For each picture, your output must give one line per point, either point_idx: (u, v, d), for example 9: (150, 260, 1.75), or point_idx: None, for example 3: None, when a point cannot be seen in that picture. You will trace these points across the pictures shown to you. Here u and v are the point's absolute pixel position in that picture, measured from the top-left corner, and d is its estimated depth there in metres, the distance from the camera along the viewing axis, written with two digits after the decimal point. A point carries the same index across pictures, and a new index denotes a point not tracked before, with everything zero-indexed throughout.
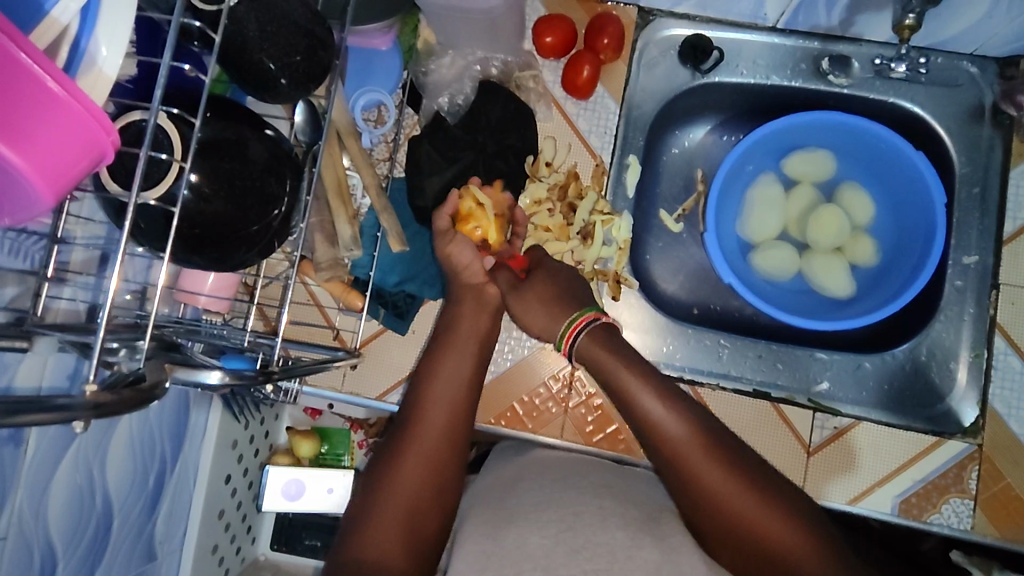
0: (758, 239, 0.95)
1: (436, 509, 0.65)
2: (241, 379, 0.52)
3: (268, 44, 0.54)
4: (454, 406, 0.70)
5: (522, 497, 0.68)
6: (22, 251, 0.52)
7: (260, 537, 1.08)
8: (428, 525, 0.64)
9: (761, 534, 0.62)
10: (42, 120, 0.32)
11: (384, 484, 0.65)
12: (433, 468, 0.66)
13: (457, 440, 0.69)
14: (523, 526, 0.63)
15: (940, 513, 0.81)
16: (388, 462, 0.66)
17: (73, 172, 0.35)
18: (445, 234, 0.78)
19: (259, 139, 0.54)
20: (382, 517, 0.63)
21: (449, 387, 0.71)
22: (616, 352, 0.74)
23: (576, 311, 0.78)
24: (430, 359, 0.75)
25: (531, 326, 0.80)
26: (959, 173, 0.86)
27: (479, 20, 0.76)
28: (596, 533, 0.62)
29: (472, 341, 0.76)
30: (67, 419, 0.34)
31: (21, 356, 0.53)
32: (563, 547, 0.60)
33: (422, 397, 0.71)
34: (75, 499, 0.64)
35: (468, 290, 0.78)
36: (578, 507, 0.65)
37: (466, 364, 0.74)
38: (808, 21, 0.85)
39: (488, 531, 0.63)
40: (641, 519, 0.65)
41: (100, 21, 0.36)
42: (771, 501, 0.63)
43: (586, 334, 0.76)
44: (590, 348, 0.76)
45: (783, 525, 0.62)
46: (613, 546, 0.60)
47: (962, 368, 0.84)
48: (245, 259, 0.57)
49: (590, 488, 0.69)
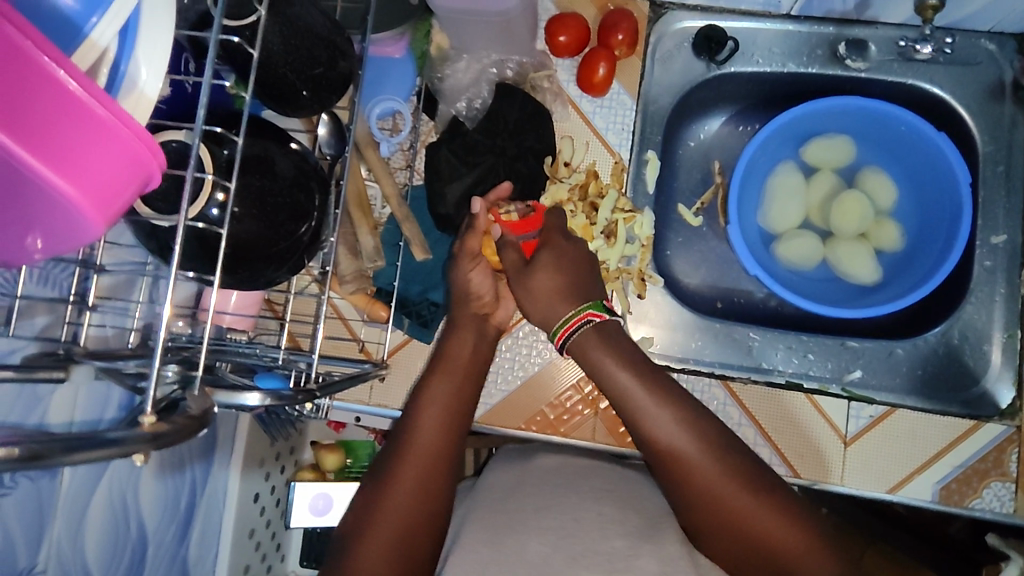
0: (780, 229, 0.94)
1: (432, 526, 0.64)
2: (281, 400, 0.51)
3: (292, 58, 0.53)
4: (454, 417, 0.71)
5: (524, 499, 0.68)
6: (52, 280, 0.51)
7: (289, 554, 1.07)
8: (423, 543, 0.63)
9: (764, 536, 0.60)
10: (93, 145, 0.31)
11: (381, 502, 0.64)
12: (429, 484, 0.65)
13: (455, 451, 0.69)
14: (522, 532, 0.63)
15: (981, 498, 0.80)
16: (387, 475, 0.65)
17: (121, 199, 0.34)
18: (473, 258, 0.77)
19: (286, 154, 0.53)
20: (376, 535, 0.61)
21: (449, 398, 0.71)
22: (612, 352, 0.70)
23: (570, 310, 0.72)
24: (438, 371, 0.74)
25: (533, 315, 0.75)
26: (982, 152, 0.86)
27: (493, 21, 0.75)
28: (596, 541, 0.62)
29: (473, 357, 0.77)
30: (123, 453, 0.34)
31: (55, 387, 0.52)
32: (562, 554, 0.60)
33: (428, 408, 0.70)
34: (112, 527, 0.63)
35: (469, 318, 0.79)
36: (578, 511, 0.65)
37: (470, 377, 0.75)
38: (822, 6, 0.84)
39: (487, 538, 0.63)
40: (640, 526, 0.64)
41: (139, 42, 0.35)
42: (774, 505, 0.61)
43: (586, 330, 0.71)
44: (586, 344, 0.71)
45: (784, 528, 0.60)
46: (611, 555, 0.60)
47: (996, 349, 0.84)
48: (276, 278, 0.56)
49: (592, 492, 0.68)
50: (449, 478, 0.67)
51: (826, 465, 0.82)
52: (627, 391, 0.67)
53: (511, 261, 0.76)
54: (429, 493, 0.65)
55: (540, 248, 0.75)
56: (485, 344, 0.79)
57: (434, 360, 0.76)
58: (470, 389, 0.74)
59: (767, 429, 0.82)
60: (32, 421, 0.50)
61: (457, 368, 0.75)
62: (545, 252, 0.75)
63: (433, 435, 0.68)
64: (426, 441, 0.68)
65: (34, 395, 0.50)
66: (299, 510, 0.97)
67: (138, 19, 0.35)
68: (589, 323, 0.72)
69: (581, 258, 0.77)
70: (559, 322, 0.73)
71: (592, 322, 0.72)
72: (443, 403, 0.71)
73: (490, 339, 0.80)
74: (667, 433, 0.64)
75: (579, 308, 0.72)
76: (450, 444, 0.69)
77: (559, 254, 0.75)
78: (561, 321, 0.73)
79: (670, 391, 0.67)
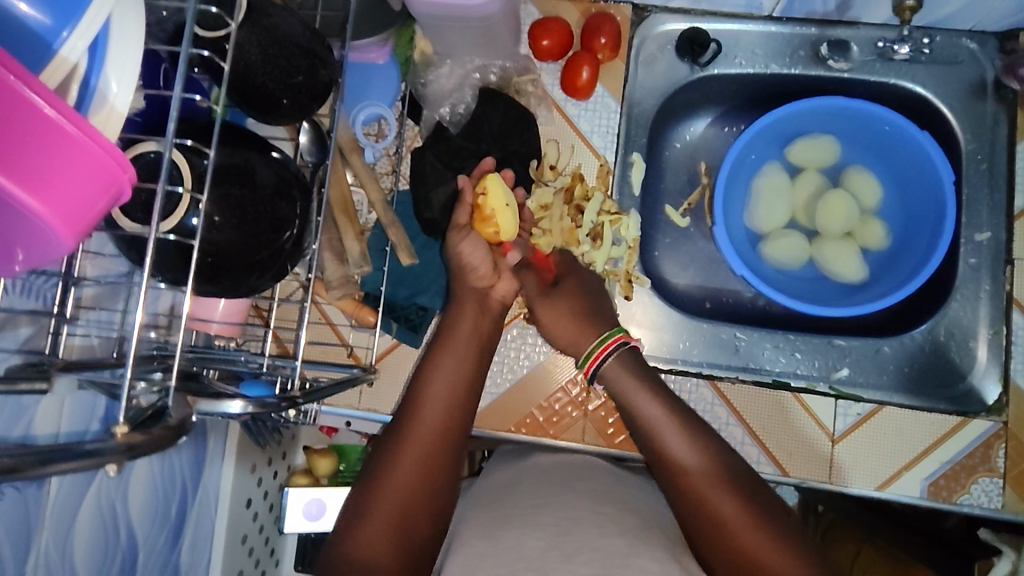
0: (767, 229, 0.95)
1: (427, 517, 0.64)
2: (265, 407, 0.51)
3: (271, 67, 0.53)
4: (450, 406, 0.71)
5: (518, 500, 0.68)
6: (34, 290, 0.52)
7: (283, 559, 1.07)
8: (417, 537, 0.62)
9: (745, 546, 0.60)
10: (63, 163, 0.31)
11: (377, 492, 0.63)
12: (425, 473, 0.65)
13: (453, 442, 0.69)
14: (518, 528, 0.62)
15: (970, 494, 0.80)
16: (383, 468, 0.65)
17: (92, 214, 0.34)
18: (461, 230, 0.78)
19: (267, 163, 0.53)
20: (370, 534, 0.61)
21: (446, 389, 0.71)
22: (638, 375, 0.74)
23: (606, 332, 0.78)
24: (437, 358, 0.74)
25: (559, 339, 0.80)
26: (965, 150, 0.86)
27: (475, 27, 0.75)
28: (594, 539, 0.59)
29: (473, 346, 0.77)
30: (99, 463, 0.34)
31: (39, 398, 0.52)
32: (557, 551, 0.58)
33: (427, 400, 0.70)
34: (101, 535, 0.63)
35: (471, 293, 0.79)
36: (559, 510, 0.65)
37: (465, 365, 0.74)
38: (804, 8, 0.85)
39: (482, 533, 0.63)
40: (636, 526, 0.63)
41: (108, 58, 0.36)
42: (760, 519, 0.62)
43: (620, 354, 0.76)
44: (616, 371, 0.75)
45: (770, 540, 0.60)
46: (609, 553, 0.58)
47: (982, 346, 0.84)
48: (260, 285, 0.56)
49: (587, 493, 0.69)
50: (449, 473, 0.67)
51: (815, 465, 0.82)
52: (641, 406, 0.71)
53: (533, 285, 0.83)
54: (427, 484, 0.65)
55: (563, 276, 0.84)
56: (489, 325, 0.80)
57: (431, 351, 0.75)
58: (468, 375, 0.74)
59: (757, 430, 0.83)
60: (17, 432, 0.50)
61: (458, 353, 0.75)
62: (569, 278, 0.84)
63: (431, 426, 0.68)
64: (426, 431, 0.68)
65: (18, 406, 0.50)
66: (292, 515, 0.97)
67: (107, 36, 0.36)
68: (623, 345, 0.77)
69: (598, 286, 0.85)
70: (594, 345, 0.77)
71: (628, 344, 0.77)
72: (440, 392, 0.71)
73: (491, 315, 0.80)
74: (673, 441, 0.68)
75: (612, 332, 0.78)
76: (449, 438, 0.69)
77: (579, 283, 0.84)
78: (598, 340, 0.78)
79: (680, 411, 0.71)
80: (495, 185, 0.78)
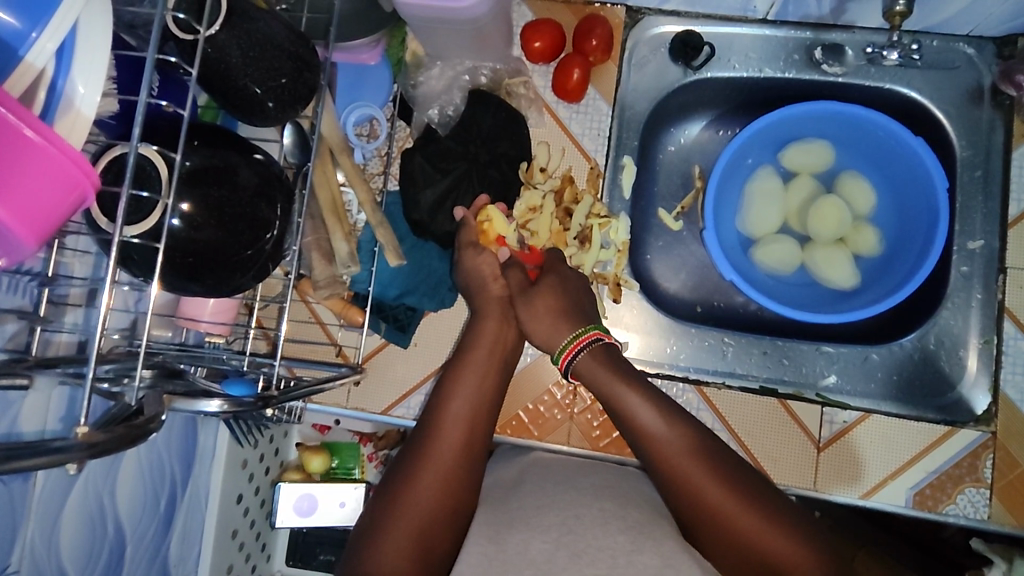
0: (758, 233, 0.94)
1: (448, 534, 0.65)
2: (242, 406, 0.50)
3: (252, 69, 0.53)
4: (465, 423, 0.71)
5: (524, 500, 0.68)
6: (20, 288, 0.52)
7: (275, 554, 1.08)
8: (437, 554, 0.64)
9: (748, 534, 0.62)
10: (19, 167, 0.32)
11: (395, 507, 0.65)
12: (448, 497, 0.66)
13: (470, 457, 0.70)
14: (522, 531, 0.63)
15: (956, 504, 0.79)
16: (402, 483, 0.66)
17: (56, 217, 0.34)
18: (470, 248, 0.80)
19: (249, 164, 0.53)
20: (392, 544, 0.62)
21: (462, 404, 0.73)
22: (616, 373, 0.73)
23: (580, 329, 0.77)
24: (450, 376, 0.75)
25: (535, 334, 0.78)
26: (960, 157, 0.86)
27: (465, 29, 0.75)
28: (598, 538, 0.61)
29: (492, 361, 0.77)
30: (63, 461, 0.35)
31: (25, 392, 0.52)
32: (564, 552, 0.59)
33: (445, 419, 0.71)
34: (88, 527, 0.64)
35: (477, 310, 0.80)
36: (541, 511, 0.65)
37: (483, 380, 0.75)
38: (798, 11, 0.84)
39: (488, 536, 0.63)
40: (639, 520, 0.64)
41: (75, 62, 0.37)
42: (755, 506, 0.64)
43: (587, 354, 0.75)
44: (589, 366, 0.75)
45: (761, 523, 0.62)
46: (613, 551, 0.59)
47: (972, 355, 0.83)
48: (242, 284, 0.56)
49: (589, 491, 0.69)
50: (467, 485, 0.68)
51: (801, 472, 0.82)
52: (624, 402, 0.71)
53: (517, 281, 0.80)
54: (444, 499, 0.66)
55: (544, 274, 0.81)
56: (512, 337, 0.80)
57: (452, 365, 0.76)
58: (488, 394, 0.75)
59: (740, 433, 0.82)
60: (3, 426, 0.50)
61: (478, 365, 0.76)
62: (549, 277, 0.80)
63: (452, 443, 0.70)
64: (442, 448, 0.69)
65: (3, 402, 0.50)
66: (284, 510, 0.98)
67: (74, 42, 0.37)
68: (597, 342, 0.76)
69: (582, 283, 0.83)
70: (566, 340, 0.77)
71: (601, 341, 0.76)
72: (457, 408, 0.72)
73: (510, 322, 0.79)
74: (660, 434, 0.68)
75: (583, 331, 0.77)
76: (467, 453, 0.70)
77: (562, 280, 0.81)
78: (567, 340, 0.77)
79: (665, 405, 0.71)
80: (499, 214, 0.81)
